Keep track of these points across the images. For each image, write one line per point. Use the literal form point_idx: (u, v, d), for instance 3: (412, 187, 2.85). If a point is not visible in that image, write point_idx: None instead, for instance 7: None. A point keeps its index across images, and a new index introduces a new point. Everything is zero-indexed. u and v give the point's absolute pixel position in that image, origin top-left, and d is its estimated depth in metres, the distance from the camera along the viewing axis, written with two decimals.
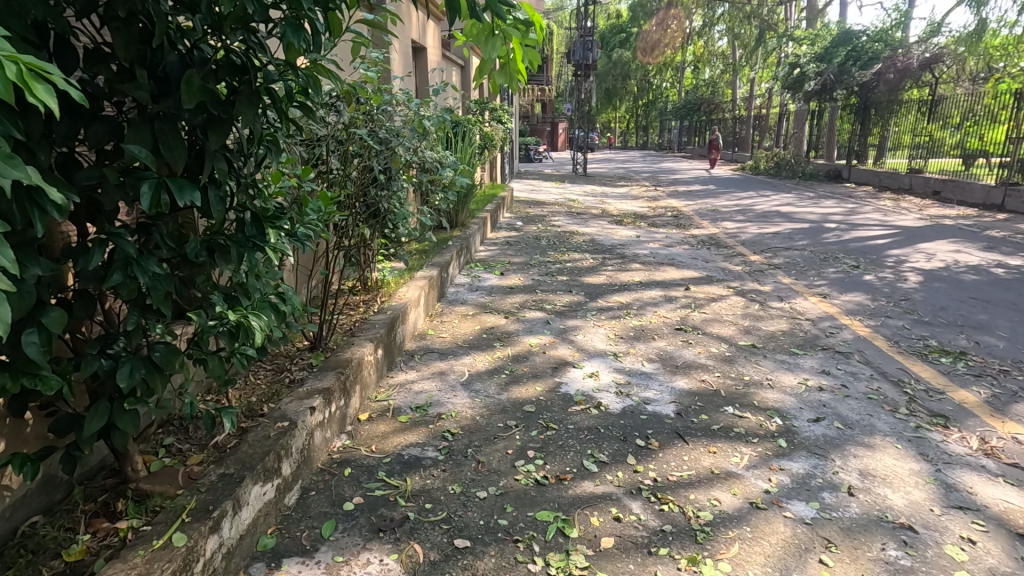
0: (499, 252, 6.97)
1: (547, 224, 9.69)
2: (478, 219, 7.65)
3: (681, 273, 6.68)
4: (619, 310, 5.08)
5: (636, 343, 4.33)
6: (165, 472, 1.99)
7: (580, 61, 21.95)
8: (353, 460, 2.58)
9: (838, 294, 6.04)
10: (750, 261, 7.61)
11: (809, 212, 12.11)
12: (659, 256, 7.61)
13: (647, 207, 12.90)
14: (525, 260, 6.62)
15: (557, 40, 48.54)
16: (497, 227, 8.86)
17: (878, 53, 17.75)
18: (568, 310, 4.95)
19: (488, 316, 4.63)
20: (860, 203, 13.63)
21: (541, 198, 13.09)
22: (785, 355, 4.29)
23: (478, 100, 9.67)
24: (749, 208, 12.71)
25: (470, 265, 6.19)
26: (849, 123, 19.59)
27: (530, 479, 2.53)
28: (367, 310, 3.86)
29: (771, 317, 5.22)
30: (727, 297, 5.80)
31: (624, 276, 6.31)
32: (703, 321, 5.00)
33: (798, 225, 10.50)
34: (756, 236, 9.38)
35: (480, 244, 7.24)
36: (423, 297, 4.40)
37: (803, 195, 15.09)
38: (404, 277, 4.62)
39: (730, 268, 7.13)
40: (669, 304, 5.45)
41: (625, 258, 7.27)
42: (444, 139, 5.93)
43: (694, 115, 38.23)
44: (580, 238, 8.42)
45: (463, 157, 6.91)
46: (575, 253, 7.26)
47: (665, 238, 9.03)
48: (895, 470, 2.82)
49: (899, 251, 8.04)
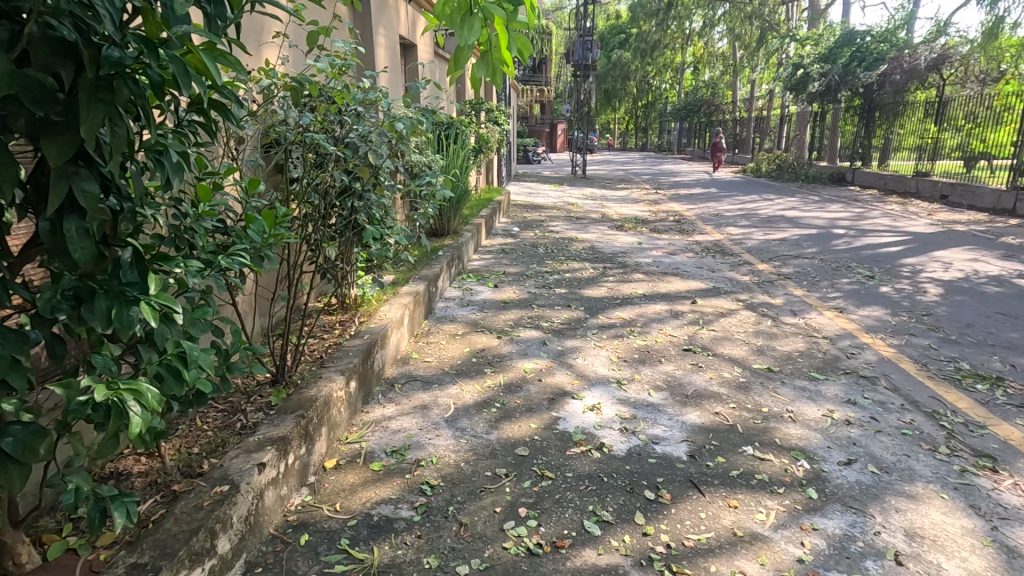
0: (494, 261, 6.59)
1: (545, 230, 9.29)
2: (472, 225, 7.26)
3: (687, 285, 6.29)
4: (621, 329, 4.68)
5: (641, 366, 3.94)
6: (64, 562, 1.60)
7: (580, 61, 21.57)
8: (312, 523, 2.19)
9: (854, 307, 5.66)
10: (758, 271, 7.22)
11: (815, 217, 11.73)
12: (663, 265, 7.22)
13: (648, 211, 12.53)
14: (521, 271, 6.23)
15: (556, 40, 48.20)
16: (493, 233, 8.47)
17: (884, 53, 17.43)
18: (567, 328, 4.55)
19: (478, 335, 4.23)
20: (867, 208, 13.26)
21: (539, 201, 12.71)
22: (805, 380, 3.89)
23: (473, 100, 9.27)
24: (754, 212, 12.34)
25: (462, 277, 5.80)
26: (853, 125, 19.23)
27: (521, 548, 2.13)
28: (342, 334, 3.48)
29: (786, 335, 4.83)
30: (737, 312, 5.41)
31: (626, 288, 5.92)
32: (713, 341, 4.61)
33: (805, 231, 10.12)
34: (763, 244, 8.98)
35: (474, 252, 6.85)
36: (407, 316, 4.01)
37: (808, 199, 14.72)
38: (386, 294, 4.21)
39: (737, 279, 6.74)
40: (676, 320, 5.06)
41: (627, 268, 6.87)
42: (425, 141, 5.51)
43: (694, 117, 37.88)
44: (578, 245, 8.04)
45: (454, 160, 6.53)
46: (574, 262, 6.87)
47: (668, 245, 8.65)
48: (946, 529, 2.43)
49: (913, 259, 7.67)
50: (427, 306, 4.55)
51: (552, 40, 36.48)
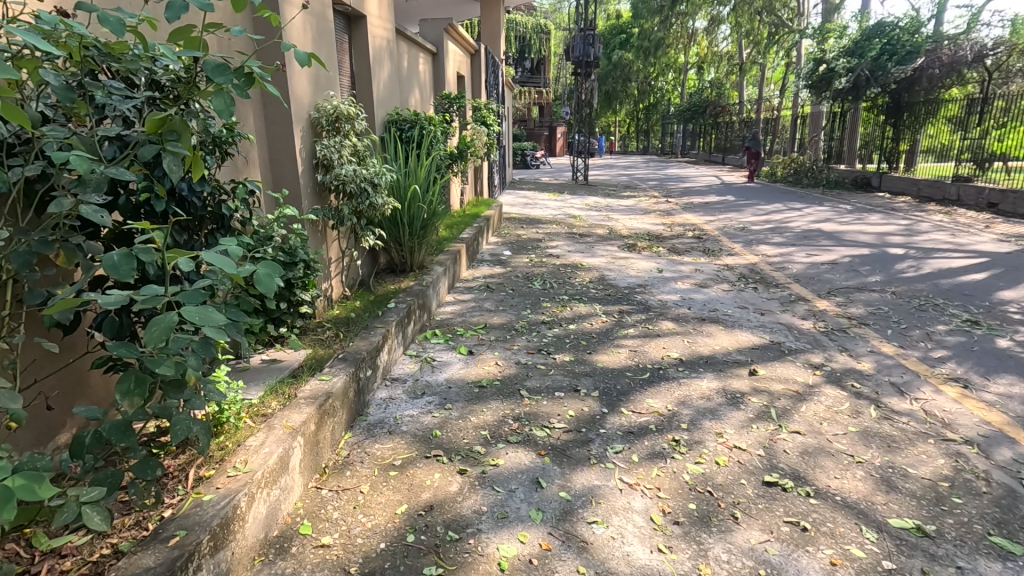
0: (472, 305, 4.92)
1: (542, 252, 7.62)
2: (447, 254, 5.60)
3: (735, 341, 4.61)
4: (660, 437, 2.99)
5: (707, 536, 2.26)
6: None
7: (580, 58, 19.85)
8: None
9: (981, 378, 3.98)
10: (820, 313, 5.53)
11: (858, 232, 10.05)
12: (695, 306, 5.53)
13: (662, 225, 10.86)
14: (508, 322, 4.55)
15: (555, 40, 46.57)
16: (478, 259, 6.80)
17: (918, 46, 15.48)
18: (575, 444, 2.84)
19: (427, 470, 2.54)
20: (913, 219, 11.57)
21: (536, 214, 11.03)
22: (995, 563, 2.21)
23: (449, 96, 7.53)
24: (784, 226, 10.67)
25: (424, 338, 4.12)
26: (879, 126, 17.50)
27: None
28: (136, 532, 1.75)
29: (910, 441, 3.15)
30: (820, 392, 3.72)
31: (656, 351, 4.22)
32: (805, 458, 2.91)
33: (855, 251, 8.42)
34: (810, 270, 7.29)
35: (448, 292, 5.18)
36: (296, 454, 2.28)
37: (839, 209, 13.03)
38: (270, 403, 2.54)
39: (798, 329, 5.05)
40: (739, 413, 3.37)
41: (652, 313, 5.18)
42: (352, 143, 3.83)
43: (698, 117, 36.25)
44: (584, 276, 6.37)
45: (420, 171, 4.85)
46: (580, 304, 5.20)
47: (695, 273, 6.97)
48: None
49: (1014, 294, 5.97)
50: (352, 405, 2.88)
51: (550, 37, 34.82)
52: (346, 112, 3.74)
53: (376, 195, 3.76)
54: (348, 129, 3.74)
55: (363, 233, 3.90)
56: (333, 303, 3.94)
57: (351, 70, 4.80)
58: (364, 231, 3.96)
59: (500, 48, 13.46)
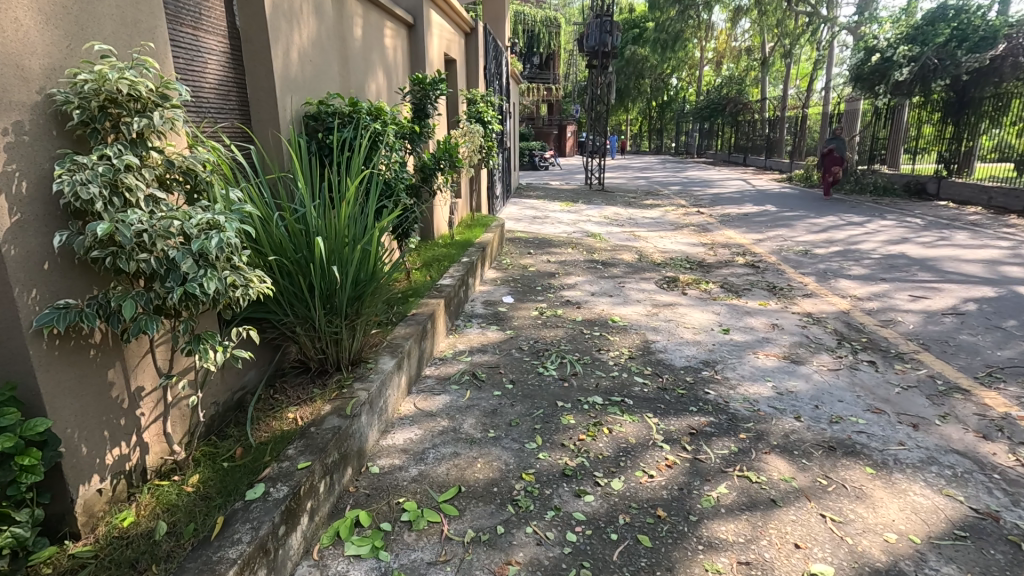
0: (440, 432, 2.88)
1: (557, 295, 5.58)
2: (409, 324, 3.57)
3: (913, 513, 2.53)
4: None
5: None
6: None
7: (595, 47, 17.74)
8: None
9: None
10: (1007, 424, 3.43)
11: (957, 258, 7.88)
12: (805, 411, 3.45)
13: (701, 246, 8.78)
14: (501, 480, 2.51)
15: (564, 36, 44.57)
16: (466, 314, 4.77)
17: (995, 30, 13.17)
18: None
19: None
20: (1009, 238, 9.38)
21: (547, 232, 8.99)
22: None
23: (424, 78, 4.85)
24: (855, 249, 8.56)
25: (333, 542, 2.09)
26: (936, 125, 15.18)
27: None
28: None
29: None
30: None
31: (785, 563, 2.16)
32: None
33: (973, 290, 6.28)
34: (932, 328, 5.16)
35: (402, 396, 3.15)
36: None
37: (908, 223, 10.86)
38: None
39: (998, 468, 2.96)
40: None
41: (741, 434, 3.11)
42: (155, 159, 1.76)
43: (717, 115, 33.88)
44: (618, 344, 4.31)
45: (356, 197, 2.83)
46: (622, 417, 3.16)
47: (774, 333, 4.91)
48: None
49: None
50: None
51: (561, 30, 32.61)
52: (134, 94, 1.68)
53: (209, 273, 1.71)
54: (138, 124, 1.66)
55: (194, 346, 1.87)
56: (140, 486, 1.95)
57: (235, 30, 2.81)
58: (198, 343, 1.89)
59: (504, 34, 11.42)
